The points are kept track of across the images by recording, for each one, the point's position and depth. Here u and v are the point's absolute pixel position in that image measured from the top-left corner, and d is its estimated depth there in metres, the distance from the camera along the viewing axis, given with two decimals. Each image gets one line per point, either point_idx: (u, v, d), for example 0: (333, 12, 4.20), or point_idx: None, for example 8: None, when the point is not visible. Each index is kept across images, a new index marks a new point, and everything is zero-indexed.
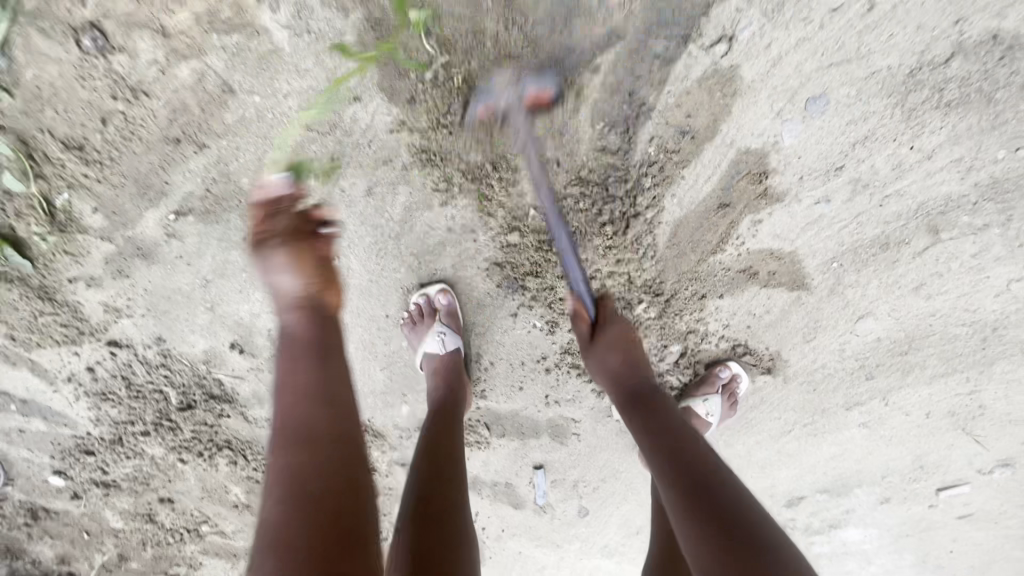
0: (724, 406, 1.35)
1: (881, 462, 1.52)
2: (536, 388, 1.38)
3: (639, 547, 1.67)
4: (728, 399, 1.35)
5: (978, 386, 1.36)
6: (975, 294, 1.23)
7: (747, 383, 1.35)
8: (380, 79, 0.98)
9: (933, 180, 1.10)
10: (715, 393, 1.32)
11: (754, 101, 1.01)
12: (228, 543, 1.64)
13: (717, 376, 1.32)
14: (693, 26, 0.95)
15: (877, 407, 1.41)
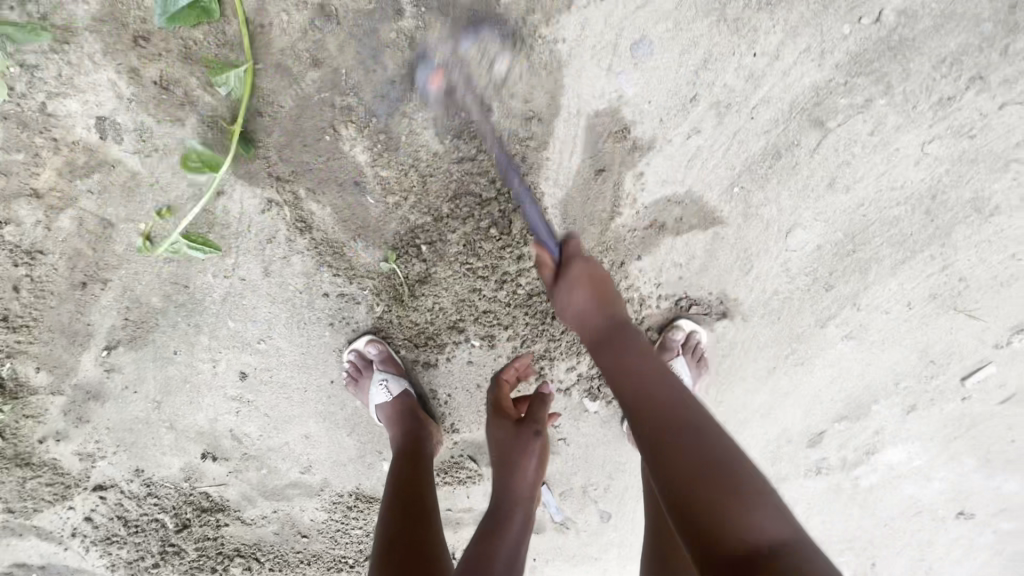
0: (691, 365, 1.32)
1: (888, 370, 1.42)
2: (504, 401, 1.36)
3: None
4: (693, 359, 1.32)
5: (946, 260, 1.29)
6: (894, 169, 1.19)
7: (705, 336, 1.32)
8: (235, 168, 1.04)
9: (793, 78, 1.09)
10: (676, 357, 1.29)
11: (581, 67, 1.04)
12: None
13: (672, 338, 1.29)
14: (493, 21, 1.00)
15: (852, 315, 1.33)
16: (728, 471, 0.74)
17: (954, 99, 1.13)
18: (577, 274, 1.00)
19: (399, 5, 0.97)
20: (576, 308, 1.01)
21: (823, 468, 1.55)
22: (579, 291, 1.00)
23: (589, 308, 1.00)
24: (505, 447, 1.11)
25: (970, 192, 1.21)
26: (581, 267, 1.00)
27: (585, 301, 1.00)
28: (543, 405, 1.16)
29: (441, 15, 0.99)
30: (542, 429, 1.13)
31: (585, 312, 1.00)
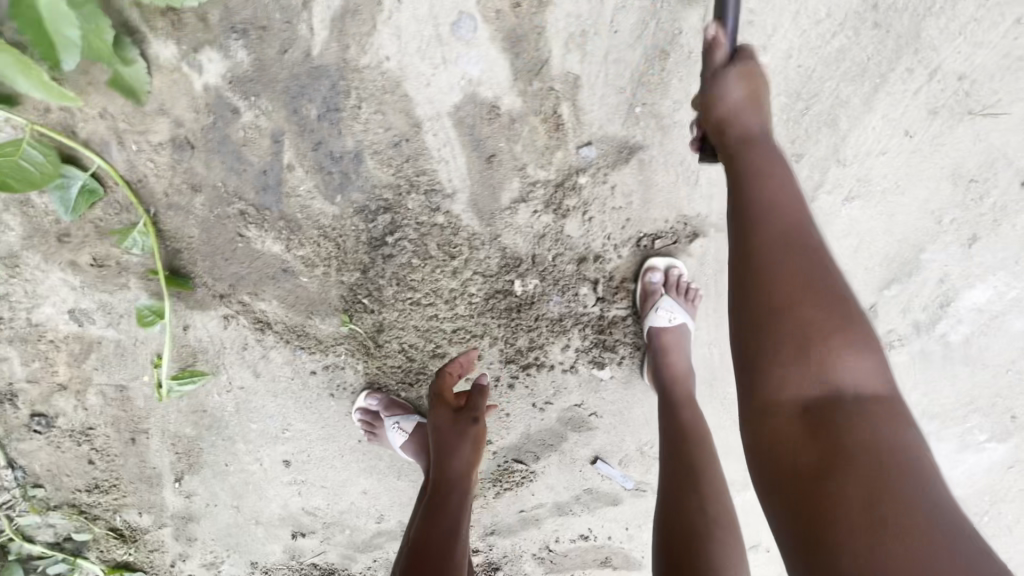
0: (682, 302, 1.21)
1: (921, 212, 1.21)
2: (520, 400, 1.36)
3: None
4: (685, 294, 1.21)
5: (929, 66, 1.07)
6: (809, 2, 1.01)
7: (683, 268, 1.21)
8: (186, 302, 1.16)
9: None
10: (669, 298, 1.19)
11: (418, 73, 1.01)
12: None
13: (651, 283, 1.18)
14: (318, 75, 1.00)
15: (843, 173, 1.15)
16: (887, 444, 0.59)
17: None
18: (753, 133, 0.77)
19: (233, 104, 1.00)
20: (745, 143, 0.77)
21: (897, 340, 1.35)
22: (750, 148, 0.76)
23: (745, 106, 0.79)
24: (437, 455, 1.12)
25: None
26: (755, 70, 0.80)
27: (769, 145, 0.77)
28: (479, 395, 1.15)
29: (272, 92, 1.00)
30: (480, 416, 1.14)
31: (741, 112, 0.79)
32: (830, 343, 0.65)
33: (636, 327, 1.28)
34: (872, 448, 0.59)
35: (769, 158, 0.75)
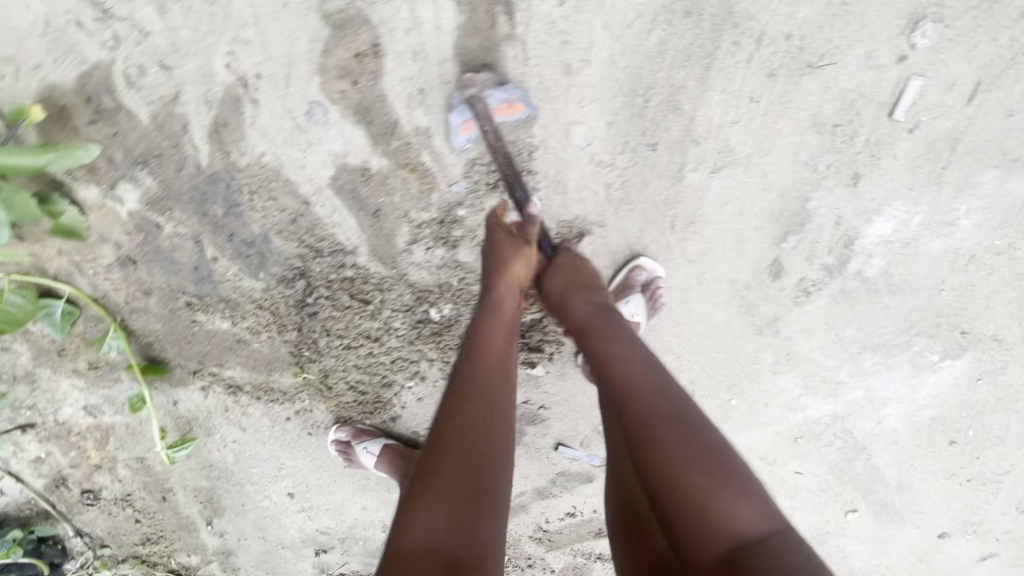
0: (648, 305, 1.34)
1: (794, 165, 1.24)
2: None
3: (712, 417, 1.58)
4: (655, 298, 1.34)
5: (753, 34, 1.11)
6: (616, 9, 1.07)
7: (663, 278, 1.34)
8: (169, 382, 1.39)
9: (451, 23, 1.07)
10: (635, 296, 1.33)
11: (291, 159, 1.16)
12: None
13: (634, 278, 1.33)
14: (212, 181, 1.17)
15: (702, 150, 1.21)
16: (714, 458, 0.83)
17: None
18: (560, 268, 1.17)
19: (153, 220, 1.20)
20: (564, 297, 1.13)
21: (812, 285, 1.40)
22: (576, 298, 1.12)
23: (570, 295, 1.13)
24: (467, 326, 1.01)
25: None
26: (570, 260, 1.18)
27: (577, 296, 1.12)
28: None
29: (181, 203, 1.19)
30: None
31: (569, 301, 1.13)
32: (652, 422, 0.88)
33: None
34: (699, 484, 0.80)
35: (609, 334, 1.05)
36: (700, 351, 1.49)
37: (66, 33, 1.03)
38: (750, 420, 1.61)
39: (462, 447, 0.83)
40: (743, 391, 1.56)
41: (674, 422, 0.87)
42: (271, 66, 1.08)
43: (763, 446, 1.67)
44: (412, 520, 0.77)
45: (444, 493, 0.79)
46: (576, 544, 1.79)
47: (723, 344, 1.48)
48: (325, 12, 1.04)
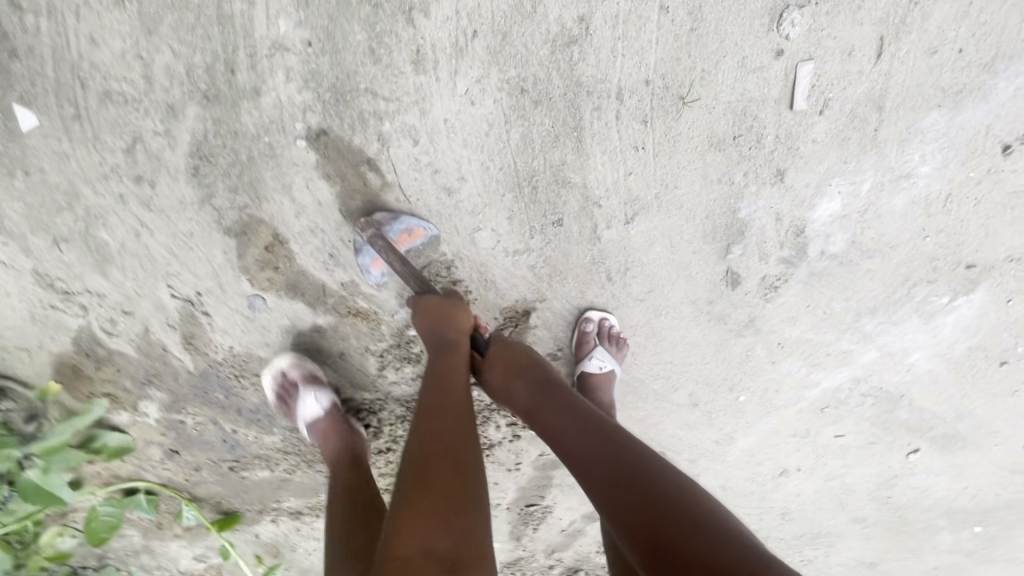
0: (614, 349, 1.35)
1: (709, 186, 1.20)
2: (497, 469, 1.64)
3: (726, 415, 1.59)
4: (613, 342, 1.35)
5: (611, 94, 1.08)
6: (469, 125, 1.08)
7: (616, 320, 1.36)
8: (246, 522, 1.66)
9: (330, 194, 1.14)
10: (595, 348, 1.33)
11: (255, 341, 1.32)
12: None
13: (586, 330, 1.34)
14: (205, 377, 1.36)
15: (608, 207, 1.21)
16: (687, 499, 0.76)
17: (423, 43, 1.01)
18: (496, 359, 1.04)
19: (177, 418, 1.42)
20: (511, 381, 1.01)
21: (777, 280, 1.35)
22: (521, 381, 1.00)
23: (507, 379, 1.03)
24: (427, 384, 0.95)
25: (543, 45, 1.02)
26: (511, 350, 1.05)
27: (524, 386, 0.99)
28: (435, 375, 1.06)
29: (190, 400, 1.39)
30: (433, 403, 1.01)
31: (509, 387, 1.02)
32: (620, 475, 0.81)
33: (569, 369, 1.44)
34: (675, 529, 0.72)
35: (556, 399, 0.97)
36: (688, 367, 1.49)
37: (48, 317, 1.23)
38: (766, 408, 1.59)
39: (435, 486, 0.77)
40: (748, 386, 1.55)
41: (645, 474, 0.80)
42: (205, 283, 1.22)
43: (792, 424, 1.64)
44: (403, 529, 0.72)
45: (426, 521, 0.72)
46: None
47: (708, 354, 1.47)
48: (226, 227, 1.15)
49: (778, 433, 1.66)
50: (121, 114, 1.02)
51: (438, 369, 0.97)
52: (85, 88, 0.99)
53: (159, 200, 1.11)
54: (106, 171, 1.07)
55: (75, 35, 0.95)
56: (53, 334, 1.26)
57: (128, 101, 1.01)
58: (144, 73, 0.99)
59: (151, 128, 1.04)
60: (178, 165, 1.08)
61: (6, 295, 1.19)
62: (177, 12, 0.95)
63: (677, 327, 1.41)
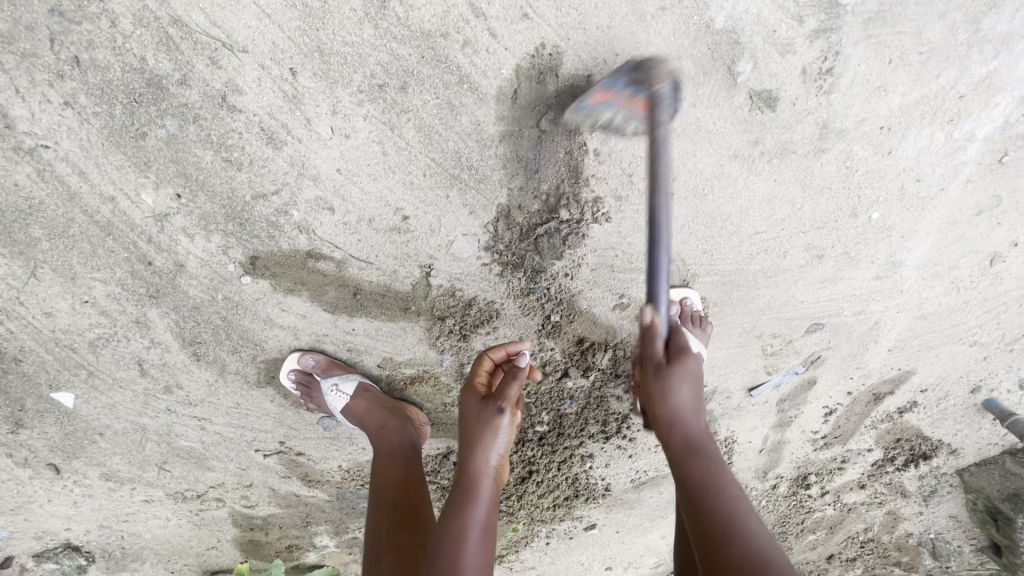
0: (700, 331, 1.20)
1: (657, 21, 0.91)
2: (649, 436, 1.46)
3: (867, 242, 1.22)
4: (697, 323, 1.20)
5: (467, 17, 0.86)
6: (362, 158, 0.94)
7: (698, 298, 1.21)
8: None
9: (305, 303, 1.08)
10: (679, 329, 1.19)
11: (353, 452, 1.33)
12: (869, 536, 1.74)
13: (669, 314, 1.19)
14: (342, 498, 1.42)
15: (558, 125, 0.97)
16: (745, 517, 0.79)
17: (259, 117, 0.88)
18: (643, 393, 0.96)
19: (351, 536, 1.51)
20: (672, 406, 0.91)
21: (824, 61, 0.98)
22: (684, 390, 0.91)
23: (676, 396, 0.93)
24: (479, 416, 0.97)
25: (364, 26, 0.85)
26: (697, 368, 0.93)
27: (690, 396, 0.91)
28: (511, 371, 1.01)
29: (348, 519, 1.47)
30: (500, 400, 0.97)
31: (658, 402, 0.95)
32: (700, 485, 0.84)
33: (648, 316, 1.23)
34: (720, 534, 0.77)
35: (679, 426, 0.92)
36: (783, 223, 1.16)
37: (206, 517, 1.39)
38: (918, 208, 1.19)
39: (480, 509, 0.90)
40: (876, 197, 1.16)
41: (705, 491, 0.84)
42: (280, 430, 1.26)
43: (968, 201, 1.20)
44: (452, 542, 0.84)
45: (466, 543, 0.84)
46: (868, 423, 1.55)
47: (796, 195, 1.13)
48: (255, 381, 1.17)
49: (957, 220, 1.22)
50: (115, 350, 1.08)
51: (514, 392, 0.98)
52: (76, 349, 1.06)
53: (194, 393, 1.17)
54: (143, 398, 1.15)
55: (35, 319, 1.02)
56: (219, 527, 1.41)
57: (110, 340, 1.07)
58: (99, 311, 1.03)
59: (141, 347, 1.08)
60: (182, 359, 1.12)
61: (168, 518, 1.37)
62: (73, 248, 0.95)
63: (738, 193, 1.10)
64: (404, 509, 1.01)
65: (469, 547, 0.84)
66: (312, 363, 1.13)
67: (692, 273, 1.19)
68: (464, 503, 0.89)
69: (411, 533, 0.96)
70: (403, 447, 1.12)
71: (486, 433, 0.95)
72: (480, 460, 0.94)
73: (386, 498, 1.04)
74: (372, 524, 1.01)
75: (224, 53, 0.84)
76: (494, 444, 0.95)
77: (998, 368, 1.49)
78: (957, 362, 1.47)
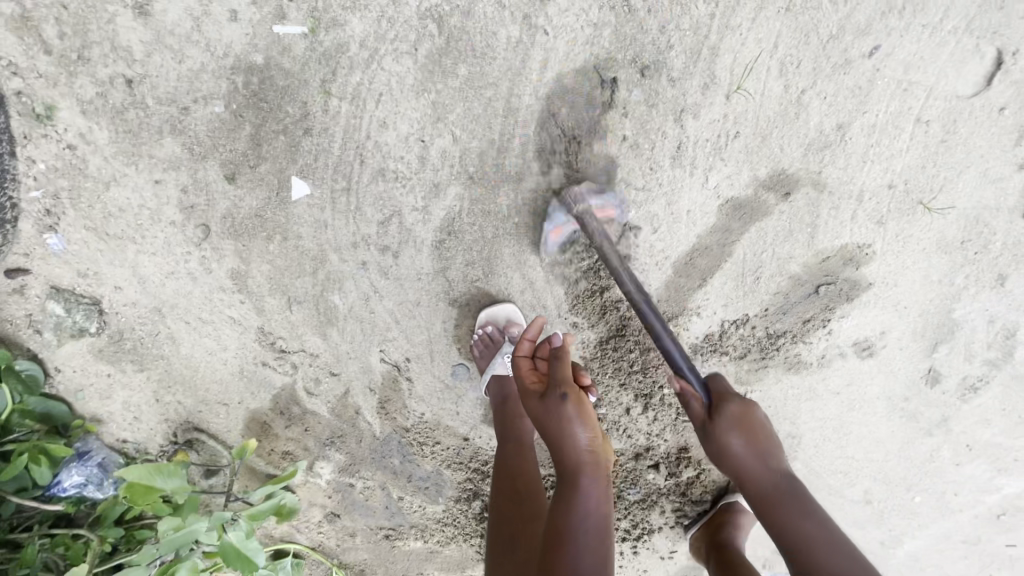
0: None
1: (929, 287, 1.20)
2: (650, 558, 1.54)
3: (896, 513, 1.52)
4: None
5: (853, 195, 1.10)
6: (709, 217, 1.11)
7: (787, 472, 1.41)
8: None
9: (559, 273, 1.15)
10: None
11: (446, 409, 1.30)
12: None
13: None
14: (387, 440, 1.34)
15: (827, 296, 1.20)
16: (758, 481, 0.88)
17: (687, 139, 1.04)
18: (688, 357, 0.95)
19: (346, 481, 1.38)
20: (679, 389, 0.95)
21: (978, 380, 1.32)
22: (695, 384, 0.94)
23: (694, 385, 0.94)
24: (547, 410, 0.93)
25: (798, 148, 1.05)
26: (709, 375, 0.97)
27: (702, 392, 0.93)
28: (559, 360, 0.97)
29: (365, 464, 1.37)
30: (565, 387, 0.93)
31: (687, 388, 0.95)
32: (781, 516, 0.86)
33: None
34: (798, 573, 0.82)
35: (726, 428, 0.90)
36: (868, 462, 1.43)
37: (257, 373, 1.24)
38: (941, 511, 1.51)
39: (589, 501, 0.89)
40: (925, 486, 1.48)
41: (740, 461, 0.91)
42: (417, 349, 1.23)
43: (965, 528, 1.55)
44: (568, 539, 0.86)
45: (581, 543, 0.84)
46: None
47: (892, 452, 1.42)
48: (452, 297, 1.17)
49: (949, 537, 1.56)
50: (387, 190, 1.06)
51: (565, 376, 0.95)
52: (363, 164, 1.04)
53: (398, 269, 1.14)
54: (355, 240, 1.11)
55: (369, 119, 1.00)
56: (255, 390, 1.26)
57: (396, 180, 1.05)
58: (421, 154, 1.03)
59: (410, 203, 1.08)
60: (425, 237, 1.11)
61: (224, 349, 1.22)
62: (469, 102, 0.99)
63: (866, 423, 1.37)
64: (525, 498, 1.05)
65: (585, 551, 0.84)
66: (514, 334, 1.17)
67: (792, 453, 1.41)
68: (572, 502, 0.88)
69: (537, 526, 1.01)
70: (523, 440, 1.15)
71: (563, 424, 0.92)
72: (574, 453, 0.91)
73: (509, 484, 1.08)
74: (495, 513, 1.06)
75: (715, 88, 1.00)
76: (575, 432, 0.91)
77: None
78: None
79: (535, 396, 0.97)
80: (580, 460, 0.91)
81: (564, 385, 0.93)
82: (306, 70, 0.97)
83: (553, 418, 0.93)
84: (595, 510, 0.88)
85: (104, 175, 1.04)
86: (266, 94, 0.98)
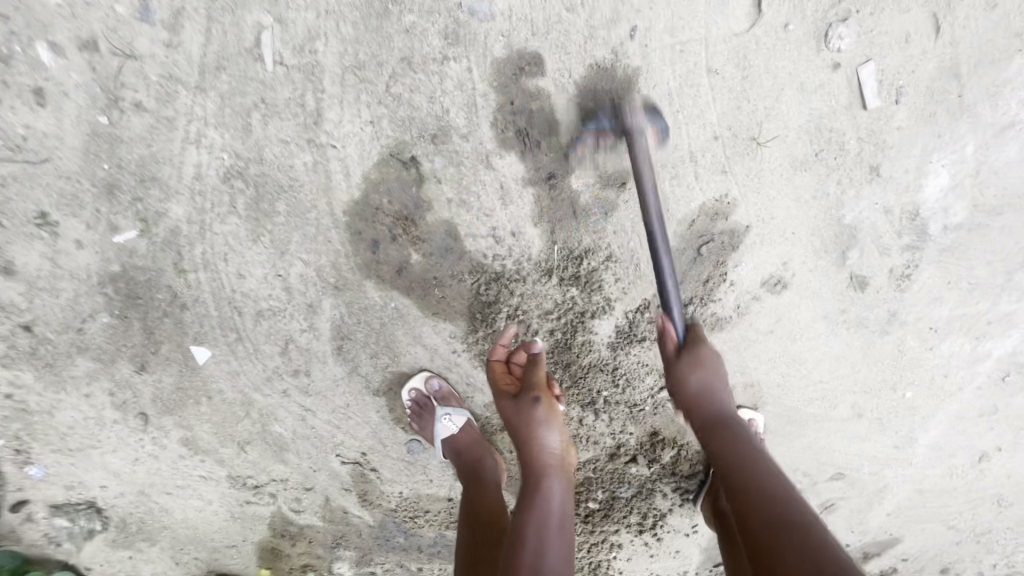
0: None
1: (806, 205, 1.19)
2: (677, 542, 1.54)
3: (895, 413, 1.48)
4: None
5: (685, 159, 1.12)
6: (562, 232, 1.15)
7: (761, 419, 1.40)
8: None
9: (454, 332, 1.22)
10: None
11: (420, 479, 1.39)
12: None
13: None
14: (383, 525, 1.43)
15: (711, 253, 1.21)
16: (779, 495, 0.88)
17: (505, 176, 1.09)
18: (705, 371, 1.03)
19: (368, 570, 1.48)
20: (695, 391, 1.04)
21: (906, 268, 1.29)
22: (693, 375, 1.03)
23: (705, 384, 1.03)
24: (521, 413, 1.08)
25: (610, 142, 1.08)
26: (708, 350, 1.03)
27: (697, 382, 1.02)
28: (531, 366, 1.12)
29: (376, 550, 1.46)
30: (539, 392, 1.08)
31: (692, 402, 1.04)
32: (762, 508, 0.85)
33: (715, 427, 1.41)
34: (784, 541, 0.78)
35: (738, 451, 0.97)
36: (840, 380, 1.41)
37: (247, 511, 1.36)
38: (940, 397, 1.46)
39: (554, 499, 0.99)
40: (912, 379, 1.44)
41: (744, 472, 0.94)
42: (369, 440, 1.32)
43: (974, 403, 1.49)
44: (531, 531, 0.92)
45: (549, 533, 0.92)
46: None
47: (858, 361, 1.39)
48: (374, 388, 1.26)
49: (963, 416, 1.50)
50: (273, 325, 1.16)
51: (538, 381, 1.10)
52: (242, 314, 1.14)
53: (316, 383, 1.23)
54: (268, 375, 1.21)
55: (226, 277, 1.10)
56: (252, 525, 1.38)
57: (276, 314, 1.15)
58: (284, 286, 1.13)
59: (297, 328, 1.17)
60: (325, 349, 1.20)
61: (210, 502, 1.34)
62: (302, 228, 1.08)
63: (816, 346, 1.35)
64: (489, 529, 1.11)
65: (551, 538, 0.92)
66: (435, 387, 1.24)
67: (761, 399, 1.41)
68: (539, 497, 0.98)
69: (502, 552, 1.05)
70: (484, 477, 1.22)
71: (533, 429, 1.06)
72: (544, 452, 1.05)
73: (475, 520, 1.14)
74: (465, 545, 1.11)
75: (506, 126, 1.06)
76: (547, 436, 1.06)
77: (965, 555, 1.69)
78: (937, 541, 1.66)
79: (510, 398, 1.11)
80: (547, 461, 1.04)
81: (538, 392, 1.09)
82: (157, 260, 1.08)
83: (525, 423, 1.07)
84: (559, 507, 0.98)
85: (45, 407, 1.18)
86: (136, 291, 1.10)
